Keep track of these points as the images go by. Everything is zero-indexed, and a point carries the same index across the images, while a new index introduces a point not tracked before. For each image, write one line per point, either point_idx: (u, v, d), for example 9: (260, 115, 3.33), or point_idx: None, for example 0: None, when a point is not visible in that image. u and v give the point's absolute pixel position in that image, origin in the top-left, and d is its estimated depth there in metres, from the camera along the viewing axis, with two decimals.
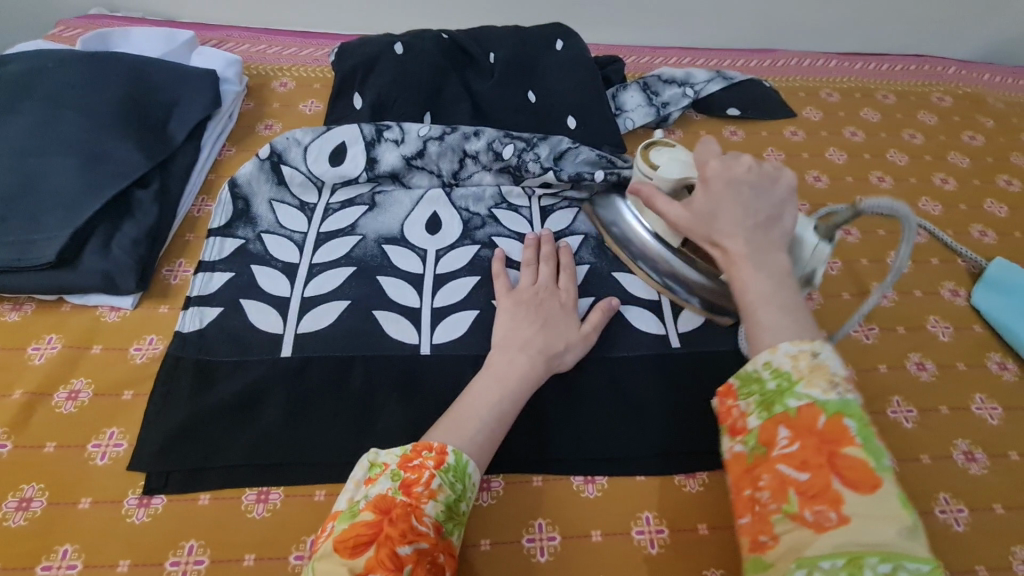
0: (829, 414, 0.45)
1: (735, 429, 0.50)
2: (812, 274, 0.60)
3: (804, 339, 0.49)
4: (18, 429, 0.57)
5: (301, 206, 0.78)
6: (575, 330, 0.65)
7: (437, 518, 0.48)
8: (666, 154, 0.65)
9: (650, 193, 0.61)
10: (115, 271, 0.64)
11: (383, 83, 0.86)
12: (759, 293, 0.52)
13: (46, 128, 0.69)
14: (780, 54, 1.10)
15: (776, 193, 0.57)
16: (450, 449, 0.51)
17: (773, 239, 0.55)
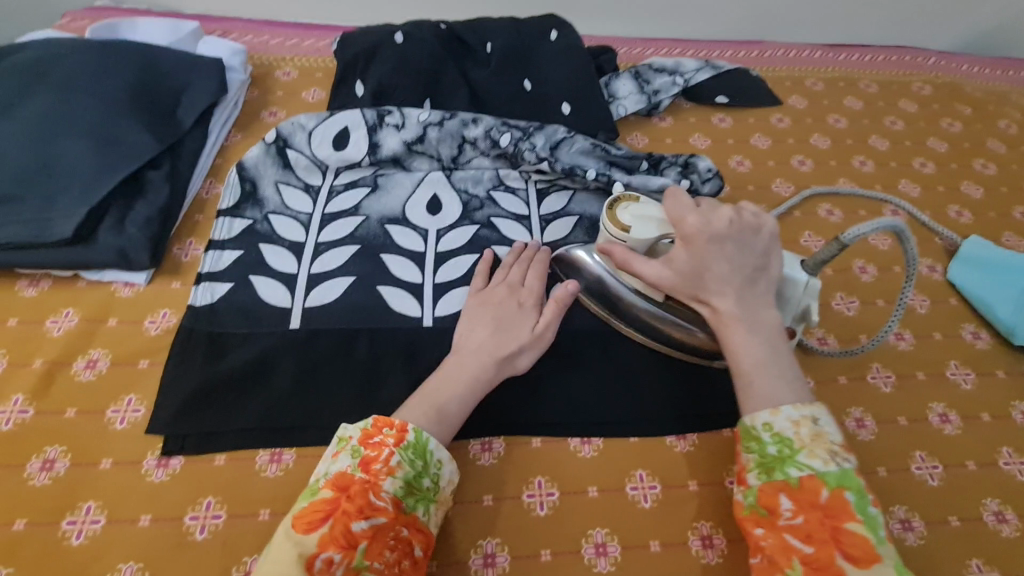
0: (830, 488, 0.49)
1: (740, 480, 0.55)
2: (807, 310, 0.62)
3: (803, 403, 0.53)
4: (40, 395, 0.60)
5: (306, 188, 0.80)
6: (527, 332, 0.63)
7: (395, 493, 0.50)
8: (632, 210, 0.62)
9: (624, 254, 0.60)
10: (129, 247, 0.67)
11: (384, 71, 0.89)
12: (754, 358, 0.55)
13: (60, 112, 0.71)
14: (767, 45, 1.14)
15: (756, 246, 0.57)
16: (410, 428, 0.54)
17: (760, 297, 0.57)
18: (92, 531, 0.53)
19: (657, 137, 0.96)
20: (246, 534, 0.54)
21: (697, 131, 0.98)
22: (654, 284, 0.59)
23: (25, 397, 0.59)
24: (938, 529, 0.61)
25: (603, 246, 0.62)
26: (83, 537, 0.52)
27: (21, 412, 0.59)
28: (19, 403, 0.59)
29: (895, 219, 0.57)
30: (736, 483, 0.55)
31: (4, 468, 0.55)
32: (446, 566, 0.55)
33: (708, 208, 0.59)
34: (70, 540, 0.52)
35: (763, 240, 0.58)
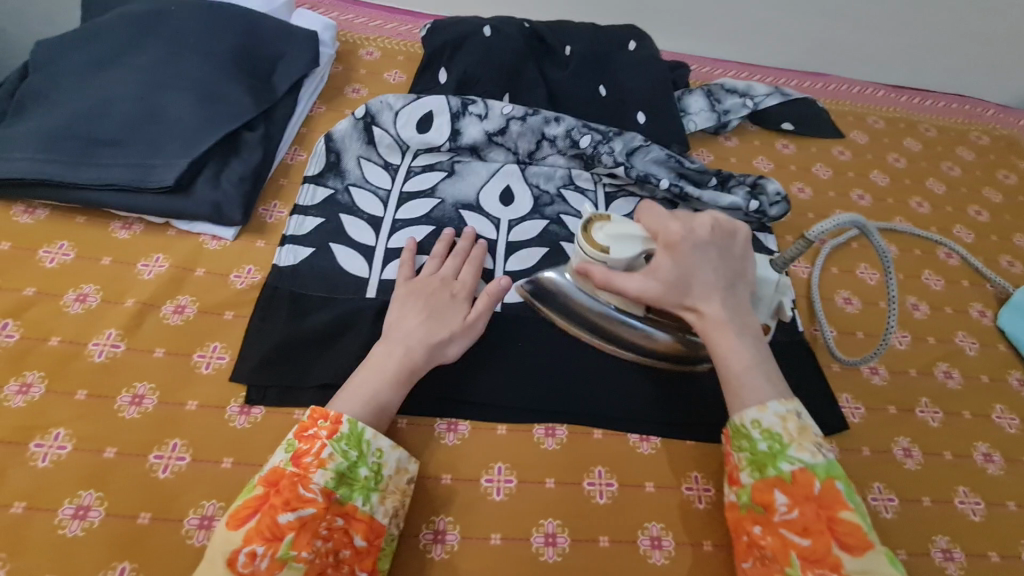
0: (821, 480, 0.51)
1: (732, 479, 0.57)
2: (780, 305, 0.64)
3: (786, 400, 0.56)
4: (131, 332, 0.62)
5: (385, 165, 0.83)
6: (458, 321, 0.64)
7: (326, 484, 0.50)
8: (607, 229, 0.61)
9: (604, 273, 0.60)
10: (224, 203, 0.70)
11: (469, 61, 0.92)
12: (742, 362, 0.57)
13: (167, 65, 0.74)
14: (832, 79, 1.16)
15: (733, 252, 0.61)
16: (345, 419, 0.54)
17: (740, 300, 0.60)
18: (178, 467, 0.55)
19: (722, 155, 0.98)
20: None
21: (761, 154, 1.00)
22: (639, 297, 0.59)
23: (117, 333, 0.62)
24: (978, 563, 0.63)
25: (582, 266, 0.61)
26: (169, 472, 0.55)
27: (114, 346, 0.61)
28: (112, 337, 0.61)
29: (853, 215, 0.59)
30: (730, 484, 0.58)
31: (95, 398, 0.57)
32: (509, 541, 0.57)
33: (687, 216, 0.62)
34: (156, 473, 0.54)
35: (738, 247, 0.61)
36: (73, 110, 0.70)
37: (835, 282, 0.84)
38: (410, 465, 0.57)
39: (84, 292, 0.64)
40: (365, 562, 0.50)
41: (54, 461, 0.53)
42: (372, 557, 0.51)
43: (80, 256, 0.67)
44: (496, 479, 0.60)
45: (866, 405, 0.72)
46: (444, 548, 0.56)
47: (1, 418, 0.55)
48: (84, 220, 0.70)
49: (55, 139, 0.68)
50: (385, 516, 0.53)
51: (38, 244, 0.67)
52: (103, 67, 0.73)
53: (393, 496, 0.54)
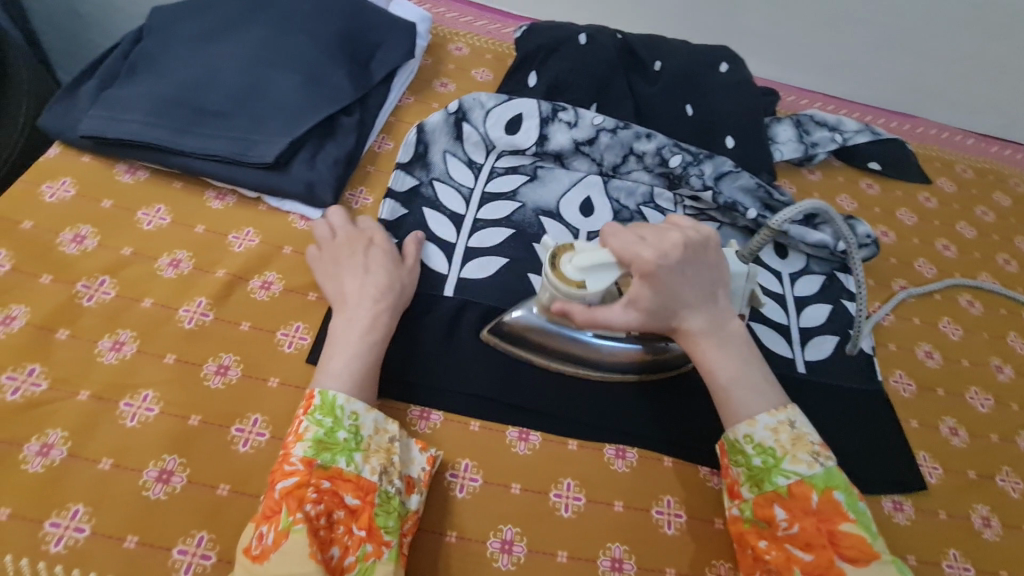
0: (819, 491, 0.52)
1: (731, 493, 0.57)
2: (752, 293, 0.66)
3: (779, 409, 0.55)
4: (220, 302, 0.63)
5: (469, 163, 0.82)
6: (390, 266, 0.65)
7: (306, 454, 0.51)
8: (577, 261, 0.57)
9: (586, 313, 0.56)
10: (317, 183, 0.70)
11: (562, 67, 0.91)
12: (728, 377, 0.56)
13: (275, 43, 0.75)
14: (920, 122, 1.12)
15: (707, 263, 0.58)
16: (315, 393, 0.54)
17: (722, 309, 0.59)
18: (257, 442, 0.55)
19: (805, 188, 0.95)
20: None
21: (845, 192, 0.97)
22: (624, 329, 0.57)
23: (207, 302, 0.63)
24: None
25: (558, 307, 0.57)
26: (249, 446, 0.55)
27: (203, 315, 0.62)
28: (201, 305, 0.62)
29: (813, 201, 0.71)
30: (729, 497, 0.57)
31: (182, 363, 0.58)
32: (575, 559, 0.56)
33: (657, 235, 0.57)
34: (236, 446, 0.55)
35: (710, 257, 0.59)
36: (182, 78, 0.71)
37: (915, 333, 0.81)
38: (392, 425, 0.56)
39: (177, 257, 0.65)
40: (363, 518, 0.50)
41: (141, 422, 0.54)
42: (367, 514, 0.50)
43: (175, 221, 0.68)
44: (564, 495, 0.60)
45: (944, 466, 0.70)
46: (510, 559, 0.55)
47: (95, 373, 0.56)
48: (180, 186, 0.71)
49: (165, 104, 0.69)
50: (373, 473, 0.52)
51: (137, 205, 0.68)
52: (213, 37, 0.75)
53: (379, 454, 0.54)
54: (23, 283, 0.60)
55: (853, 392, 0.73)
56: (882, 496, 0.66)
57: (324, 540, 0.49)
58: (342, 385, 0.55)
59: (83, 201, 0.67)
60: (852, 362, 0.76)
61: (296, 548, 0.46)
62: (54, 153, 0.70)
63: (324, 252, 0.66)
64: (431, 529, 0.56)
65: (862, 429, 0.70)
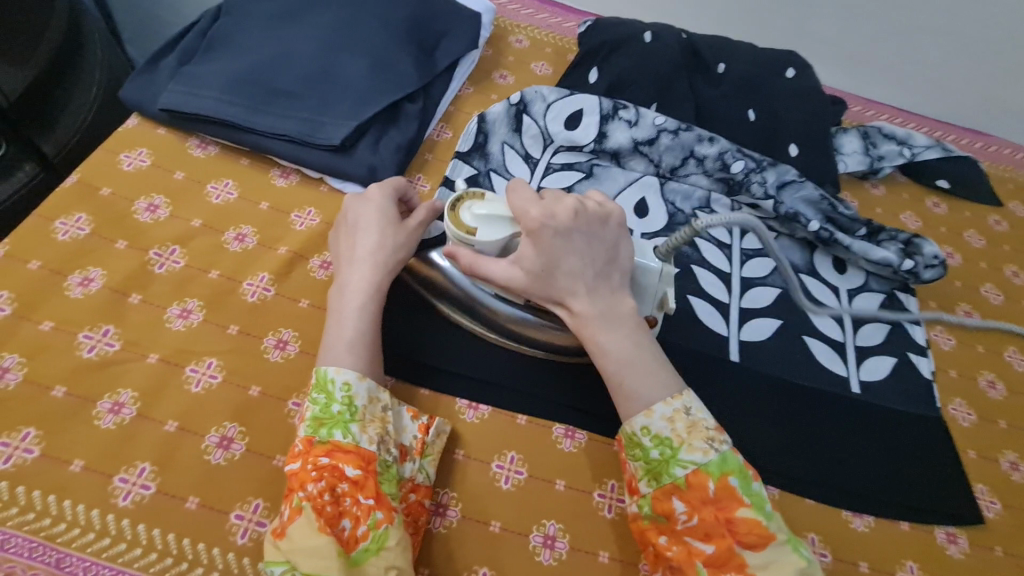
0: (714, 478, 0.49)
1: (631, 489, 0.53)
2: (665, 297, 0.61)
3: (673, 395, 0.52)
4: (282, 279, 0.65)
5: (526, 157, 0.82)
6: (391, 232, 0.62)
7: (304, 432, 0.52)
8: (476, 210, 0.58)
9: (471, 257, 0.57)
10: (379, 167, 0.71)
11: (624, 65, 0.90)
12: (619, 358, 0.53)
13: (346, 28, 0.76)
14: (993, 141, 1.07)
15: (604, 239, 0.56)
16: (312, 371, 0.55)
17: (613, 289, 0.56)
18: None
19: (867, 203, 0.92)
20: (448, 472, 0.59)
21: (909, 209, 0.93)
22: (505, 285, 0.57)
23: (269, 277, 0.64)
24: None
25: (448, 250, 0.58)
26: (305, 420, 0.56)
27: (265, 290, 0.63)
28: (264, 280, 0.64)
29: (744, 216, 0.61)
30: (629, 494, 0.54)
31: (245, 335, 0.60)
32: (617, 561, 0.56)
33: (552, 199, 0.56)
34: (293, 419, 0.56)
35: (606, 231, 0.56)
36: (257, 57, 0.73)
37: (978, 360, 0.78)
38: (384, 394, 0.55)
39: (242, 232, 0.67)
40: (368, 488, 0.49)
41: (205, 389, 0.56)
42: (371, 483, 0.50)
43: (241, 197, 0.70)
44: (608, 495, 0.59)
45: (1003, 502, 0.67)
46: (552, 554, 0.56)
47: (164, 338, 0.58)
48: (248, 162, 0.73)
49: (240, 82, 0.71)
50: (371, 442, 0.52)
51: (207, 178, 0.70)
52: (288, 19, 0.76)
53: (374, 423, 0.53)
54: (100, 247, 0.62)
55: (908, 417, 0.70)
56: (936, 527, 0.64)
57: (334, 515, 0.48)
58: (338, 362, 0.54)
59: (158, 171, 0.69)
60: (910, 385, 0.73)
61: (303, 528, 0.47)
62: (133, 123, 0.73)
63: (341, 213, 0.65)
64: (474, 516, 0.57)
65: (919, 456, 0.68)
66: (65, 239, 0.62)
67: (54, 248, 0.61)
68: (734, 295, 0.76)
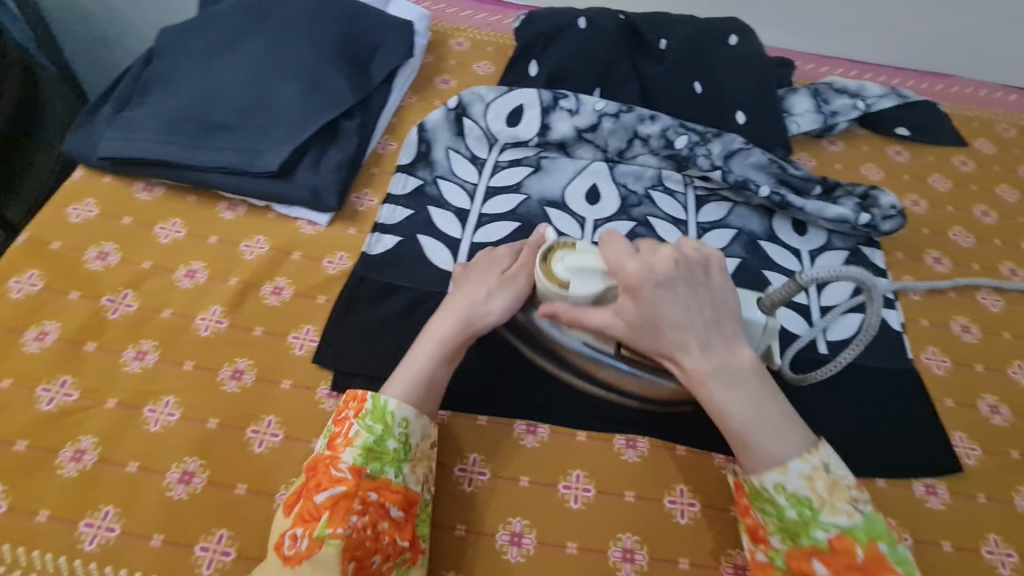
0: (863, 545, 0.48)
1: (758, 537, 0.53)
2: (770, 347, 0.59)
3: (811, 451, 0.50)
4: (234, 309, 0.65)
5: (472, 159, 0.82)
6: (495, 277, 0.62)
7: (354, 462, 0.51)
8: (567, 261, 0.58)
9: (571, 312, 0.56)
10: (321, 188, 0.72)
11: (562, 54, 0.90)
12: (742, 415, 0.51)
13: (275, 54, 0.76)
14: (954, 80, 1.05)
15: (709, 286, 0.54)
16: (369, 396, 0.55)
17: (727, 340, 0.53)
18: (272, 443, 0.57)
19: (826, 161, 0.91)
20: None
21: (870, 161, 0.92)
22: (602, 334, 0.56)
23: (221, 309, 0.65)
24: None
25: (544, 308, 0.57)
26: (264, 446, 0.57)
27: (218, 322, 0.64)
28: (216, 313, 0.65)
29: (857, 269, 0.54)
30: (754, 541, 0.54)
31: (200, 369, 0.61)
32: (586, 551, 0.56)
33: (648, 251, 0.55)
34: (252, 447, 0.57)
35: (709, 278, 0.55)
36: (190, 96, 0.73)
37: (949, 307, 0.77)
38: (432, 430, 0.57)
39: (192, 268, 0.68)
40: (405, 529, 0.51)
41: (163, 427, 0.57)
42: (411, 525, 0.52)
43: (190, 234, 0.71)
44: (574, 486, 0.59)
45: (983, 447, 0.66)
46: (520, 551, 0.55)
47: (122, 382, 0.59)
48: (194, 199, 0.74)
49: (175, 122, 0.72)
50: (417, 484, 0.54)
51: (155, 220, 0.71)
52: (217, 52, 0.77)
53: (423, 463, 0.55)
54: (53, 300, 0.64)
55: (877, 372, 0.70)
56: (914, 480, 0.63)
57: (368, 551, 0.49)
58: (396, 393, 0.56)
59: (106, 219, 0.70)
60: (879, 340, 0.72)
61: (334, 560, 0.47)
62: (78, 176, 0.74)
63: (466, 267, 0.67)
64: (439, 523, 0.57)
65: (891, 412, 0.67)
66: (19, 297, 0.63)
67: (10, 306, 0.63)
68: None
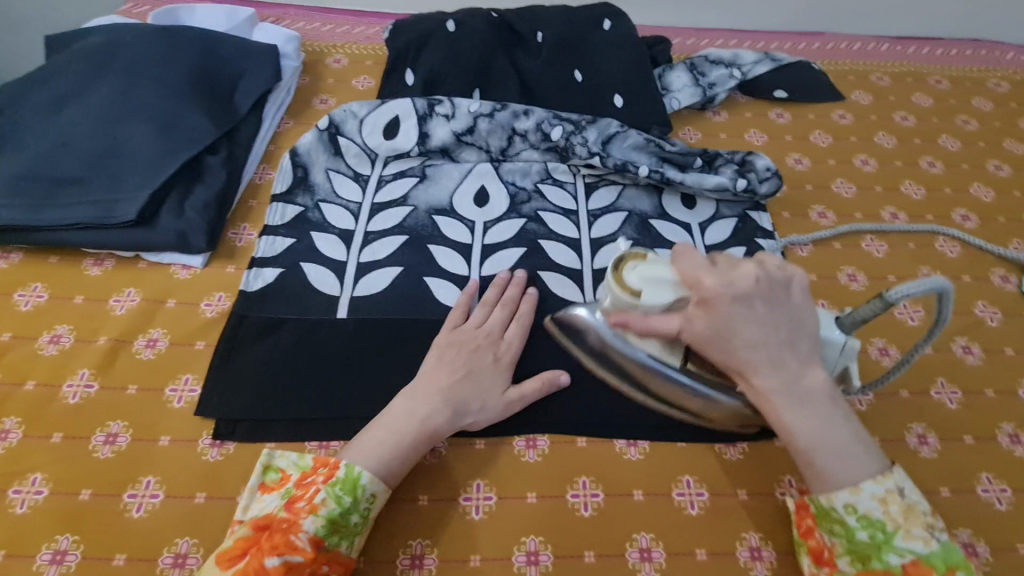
0: (940, 572, 0.46)
1: (821, 560, 0.52)
2: (845, 371, 0.54)
3: (883, 474, 0.49)
4: (105, 370, 0.62)
5: (355, 176, 0.81)
6: (496, 393, 0.60)
7: (316, 533, 0.49)
8: (640, 271, 0.56)
9: (643, 322, 0.54)
10: (189, 231, 0.69)
11: (435, 59, 0.88)
12: (810, 436, 0.50)
13: (126, 98, 0.73)
14: (829, 38, 1.08)
15: (790, 306, 0.51)
16: (342, 464, 0.53)
17: (803, 361, 0.51)
18: (151, 505, 0.55)
19: (711, 132, 0.92)
20: None
21: (754, 126, 0.94)
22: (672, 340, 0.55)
23: (90, 372, 0.62)
24: (1006, 556, 0.58)
25: (616, 318, 0.56)
26: (143, 510, 0.55)
27: (87, 386, 0.61)
28: (85, 377, 0.62)
29: (940, 276, 0.48)
30: (816, 563, 0.52)
31: (69, 440, 0.58)
32: (489, 562, 0.55)
33: (728, 266, 0.53)
34: (130, 512, 0.54)
35: (792, 299, 0.52)
36: (36, 152, 0.70)
37: (836, 258, 0.79)
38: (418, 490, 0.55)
39: (57, 333, 0.65)
40: None
41: (30, 507, 0.54)
42: None
43: (53, 296, 0.67)
44: (474, 497, 0.58)
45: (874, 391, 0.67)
46: (421, 573, 0.54)
47: None
48: (56, 261, 0.70)
49: (21, 182, 0.68)
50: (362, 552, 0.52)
51: (13, 288, 0.68)
52: (65, 104, 0.73)
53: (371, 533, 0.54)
54: None
55: None
56: None
57: None
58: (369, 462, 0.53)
59: None
60: None
61: None
62: None
63: (466, 335, 0.63)
64: None
65: None
66: None
67: None
68: (585, 259, 0.75)
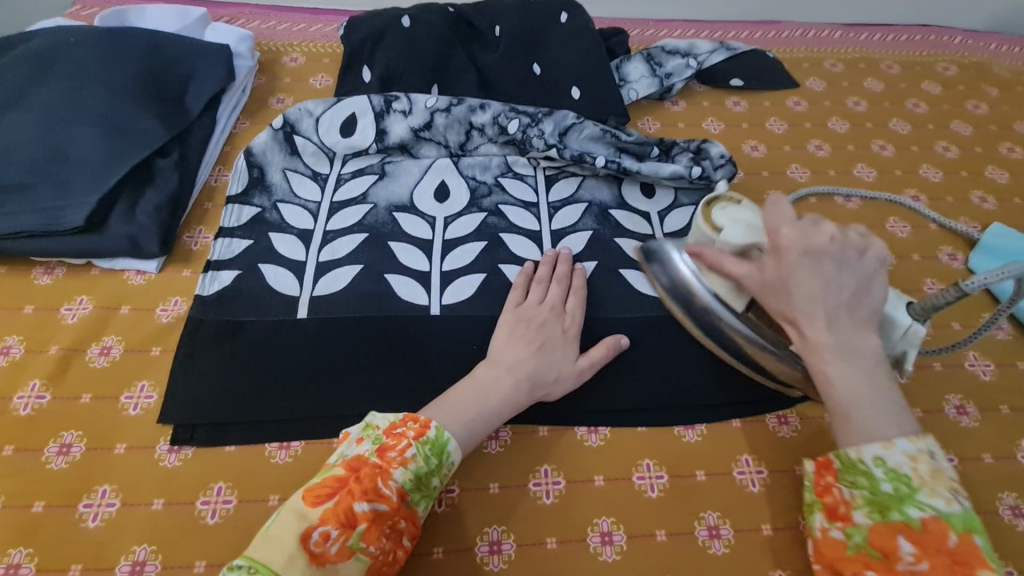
0: (957, 531, 0.45)
1: (836, 513, 0.51)
2: (903, 356, 0.55)
3: (919, 437, 0.48)
4: (57, 380, 0.61)
5: (314, 175, 0.80)
6: (569, 363, 0.62)
7: (403, 485, 0.49)
8: (729, 211, 0.60)
9: (713, 255, 0.58)
10: (141, 235, 0.68)
11: (391, 56, 0.88)
12: (850, 388, 0.49)
13: (71, 101, 0.72)
14: (785, 26, 1.10)
15: (860, 270, 0.51)
16: (432, 424, 0.53)
17: (859, 322, 0.51)
18: (108, 514, 0.54)
19: (669, 121, 0.94)
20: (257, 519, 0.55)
21: (711, 115, 0.95)
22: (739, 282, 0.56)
23: (41, 383, 0.61)
24: None
25: (694, 248, 0.60)
26: (99, 519, 0.54)
27: (39, 397, 0.60)
28: (36, 388, 0.61)
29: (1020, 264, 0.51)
30: (829, 517, 0.51)
31: (21, 452, 0.57)
32: (452, 553, 0.55)
33: (812, 224, 0.53)
34: (86, 522, 0.54)
35: (864, 265, 0.52)
36: None
37: None
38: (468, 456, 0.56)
39: (6, 345, 0.63)
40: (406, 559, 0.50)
41: None
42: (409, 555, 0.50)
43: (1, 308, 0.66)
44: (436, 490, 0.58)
45: None
46: None
47: None
48: (4, 271, 0.69)
49: None
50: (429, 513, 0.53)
51: None
52: (7, 109, 0.72)
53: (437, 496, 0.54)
54: None
55: None
56: (767, 413, 0.64)
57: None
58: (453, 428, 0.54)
59: None
60: None
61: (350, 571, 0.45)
62: None
63: (530, 311, 0.65)
64: None
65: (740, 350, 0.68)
66: None
67: None
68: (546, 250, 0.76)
